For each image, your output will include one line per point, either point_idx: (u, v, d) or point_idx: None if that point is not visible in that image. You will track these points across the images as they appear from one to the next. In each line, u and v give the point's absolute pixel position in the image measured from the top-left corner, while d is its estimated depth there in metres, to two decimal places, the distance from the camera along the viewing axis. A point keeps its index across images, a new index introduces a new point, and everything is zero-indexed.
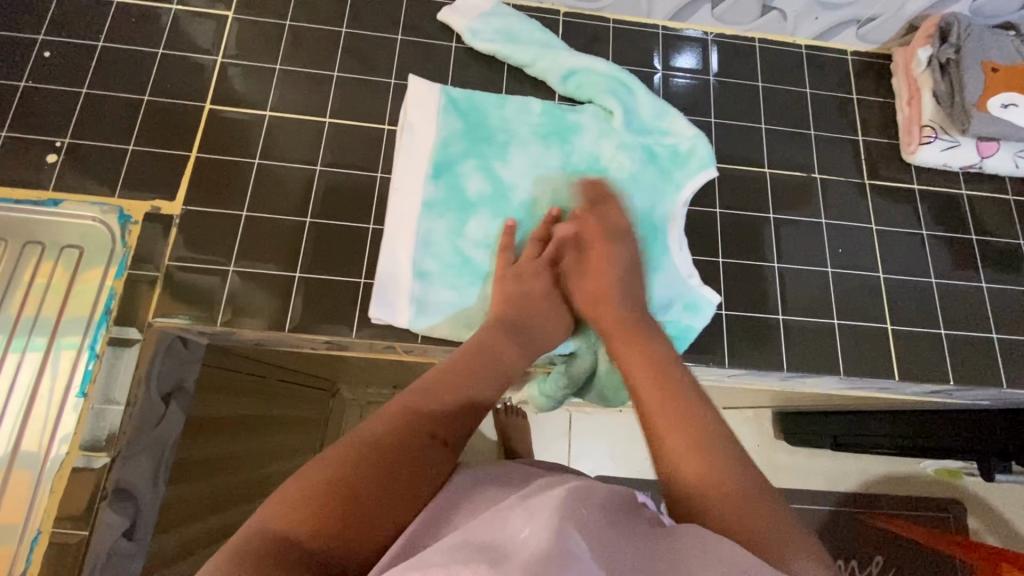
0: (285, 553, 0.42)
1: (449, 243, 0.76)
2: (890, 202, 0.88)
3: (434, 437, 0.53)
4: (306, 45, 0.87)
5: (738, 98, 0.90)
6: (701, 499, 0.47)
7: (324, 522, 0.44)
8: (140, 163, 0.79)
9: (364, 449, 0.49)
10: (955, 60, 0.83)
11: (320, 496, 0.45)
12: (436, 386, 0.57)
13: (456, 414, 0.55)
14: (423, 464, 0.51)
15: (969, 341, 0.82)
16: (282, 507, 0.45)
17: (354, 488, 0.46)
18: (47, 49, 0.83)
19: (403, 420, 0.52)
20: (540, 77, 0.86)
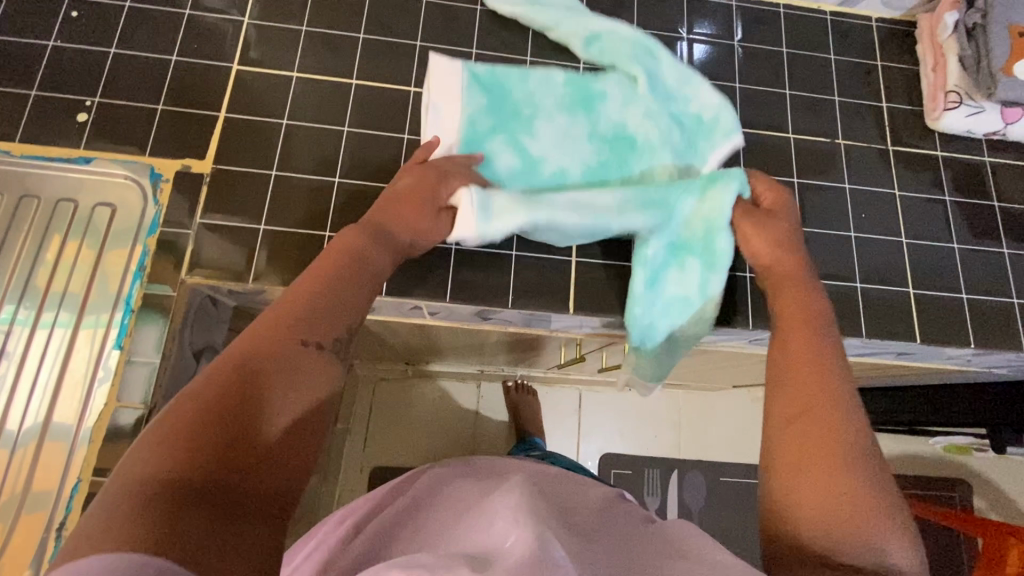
0: (165, 491, 0.40)
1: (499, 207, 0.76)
2: (913, 168, 0.88)
3: (302, 343, 0.52)
4: (331, 6, 0.87)
5: (762, 64, 0.90)
6: (800, 429, 0.54)
7: (198, 459, 0.42)
8: (169, 123, 0.79)
9: (220, 380, 0.47)
10: (982, 25, 0.82)
11: (184, 436, 0.43)
12: (292, 298, 0.55)
13: (328, 304, 0.55)
14: (303, 361, 0.51)
15: (989, 306, 0.83)
16: (143, 456, 0.42)
17: (227, 420, 0.45)
18: (75, 9, 0.82)
19: (266, 338, 0.51)
20: (563, 39, 0.86)
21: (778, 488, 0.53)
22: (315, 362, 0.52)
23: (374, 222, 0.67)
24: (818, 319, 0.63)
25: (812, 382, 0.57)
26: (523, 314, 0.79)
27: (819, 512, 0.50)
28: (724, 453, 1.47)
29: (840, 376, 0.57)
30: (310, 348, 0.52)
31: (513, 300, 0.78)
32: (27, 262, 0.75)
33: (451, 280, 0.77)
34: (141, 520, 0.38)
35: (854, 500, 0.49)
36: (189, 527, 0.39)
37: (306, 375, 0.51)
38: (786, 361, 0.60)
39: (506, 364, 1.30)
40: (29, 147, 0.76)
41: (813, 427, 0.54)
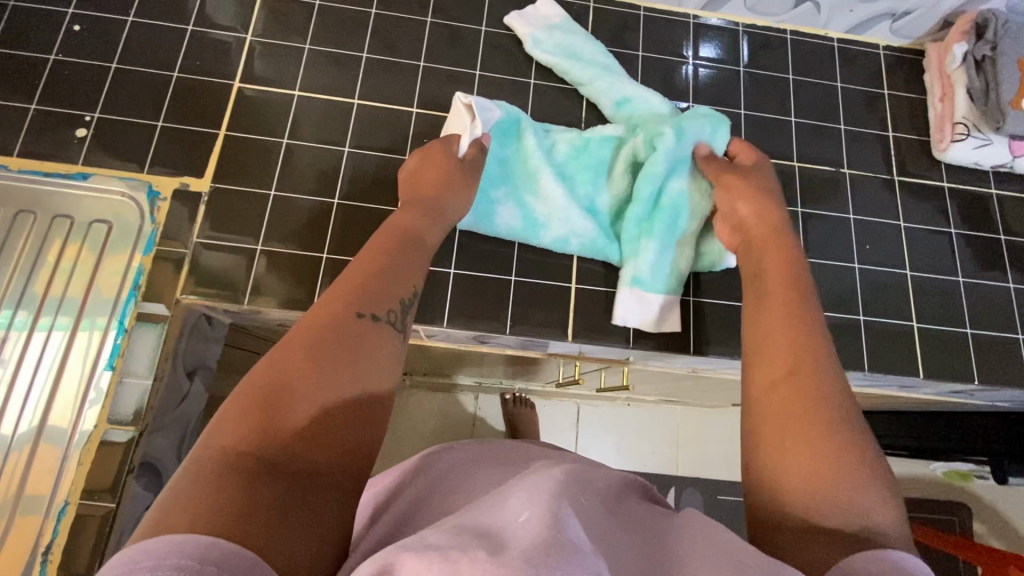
0: (237, 464, 0.41)
1: (502, 217, 0.78)
2: (918, 199, 0.87)
3: (358, 315, 0.53)
4: (335, 24, 0.86)
5: (768, 90, 0.90)
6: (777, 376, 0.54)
7: (272, 428, 0.44)
8: (168, 140, 0.79)
9: (296, 345, 0.49)
10: (992, 57, 0.81)
11: (259, 408, 0.44)
12: (359, 273, 0.57)
13: (384, 277, 0.58)
14: (365, 332, 0.52)
15: (994, 341, 0.82)
16: (223, 427, 0.43)
17: (295, 392, 0.46)
18: (77, 23, 0.82)
19: (337, 309, 0.52)
20: (593, 96, 0.84)
21: (764, 446, 0.50)
22: (377, 333, 0.53)
23: (426, 198, 0.70)
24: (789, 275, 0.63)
25: (789, 345, 0.55)
26: (522, 340, 0.78)
27: (799, 474, 0.47)
28: (722, 473, 1.45)
29: (820, 337, 0.56)
30: (367, 319, 0.53)
31: (511, 326, 0.78)
32: (25, 269, 0.74)
33: (448, 307, 0.77)
34: (220, 492, 0.39)
35: (836, 466, 0.46)
36: (255, 500, 0.39)
37: (370, 346, 0.52)
38: (767, 318, 0.59)
39: (504, 377, 1.28)
40: (27, 162, 0.76)
41: (794, 387, 0.52)
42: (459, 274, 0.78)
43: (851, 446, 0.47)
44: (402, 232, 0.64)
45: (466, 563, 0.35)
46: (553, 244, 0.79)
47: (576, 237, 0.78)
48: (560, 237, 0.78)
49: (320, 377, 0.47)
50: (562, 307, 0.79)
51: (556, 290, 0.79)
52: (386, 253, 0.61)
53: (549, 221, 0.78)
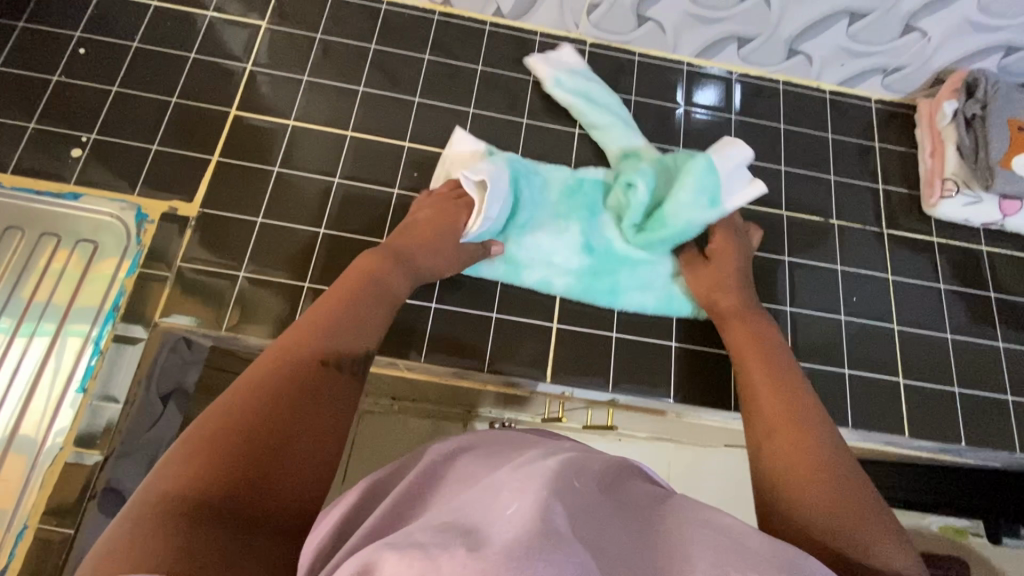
0: (176, 508, 0.40)
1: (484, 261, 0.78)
2: (908, 252, 0.86)
3: (322, 362, 0.54)
4: (335, 57, 0.88)
5: (759, 138, 0.90)
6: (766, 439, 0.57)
7: (215, 472, 0.42)
8: (161, 163, 0.80)
9: (249, 392, 0.49)
10: (981, 116, 0.83)
11: (204, 452, 0.44)
12: (319, 319, 0.59)
13: (338, 324, 0.59)
14: (320, 378, 0.53)
15: (981, 401, 0.80)
16: (165, 471, 0.42)
17: (244, 431, 0.46)
18: (83, 46, 0.84)
19: (295, 358, 0.53)
20: (599, 140, 0.85)
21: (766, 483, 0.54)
22: (334, 379, 0.54)
23: (401, 249, 0.72)
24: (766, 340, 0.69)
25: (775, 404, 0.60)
26: (502, 378, 0.77)
27: (817, 503, 0.50)
28: None
29: (811, 401, 0.60)
30: (327, 367, 0.54)
31: (490, 364, 0.77)
32: (7, 282, 0.74)
33: (427, 342, 0.77)
34: (156, 536, 0.37)
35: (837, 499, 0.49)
36: (194, 544, 0.38)
37: (329, 392, 0.52)
38: (758, 395, 0.62)
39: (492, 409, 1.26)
40: (21, 178, 0.77)
41: (786, 442, 0.55)
42: (440, 309, 0.78)
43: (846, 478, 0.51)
44: (366, 277, 0.66)
45: (445, 560, 0.35)
46: (542, 288, 0.79)
47: (558, 278, 0.79)
48: (547, 281, 0.79)
49: (267, 418, 0.47)
50: (543, 347, 0.78)
51: (537, 330, 0.79)
52: (350, 298, 0.62)
53: (536, 266, 0.79)
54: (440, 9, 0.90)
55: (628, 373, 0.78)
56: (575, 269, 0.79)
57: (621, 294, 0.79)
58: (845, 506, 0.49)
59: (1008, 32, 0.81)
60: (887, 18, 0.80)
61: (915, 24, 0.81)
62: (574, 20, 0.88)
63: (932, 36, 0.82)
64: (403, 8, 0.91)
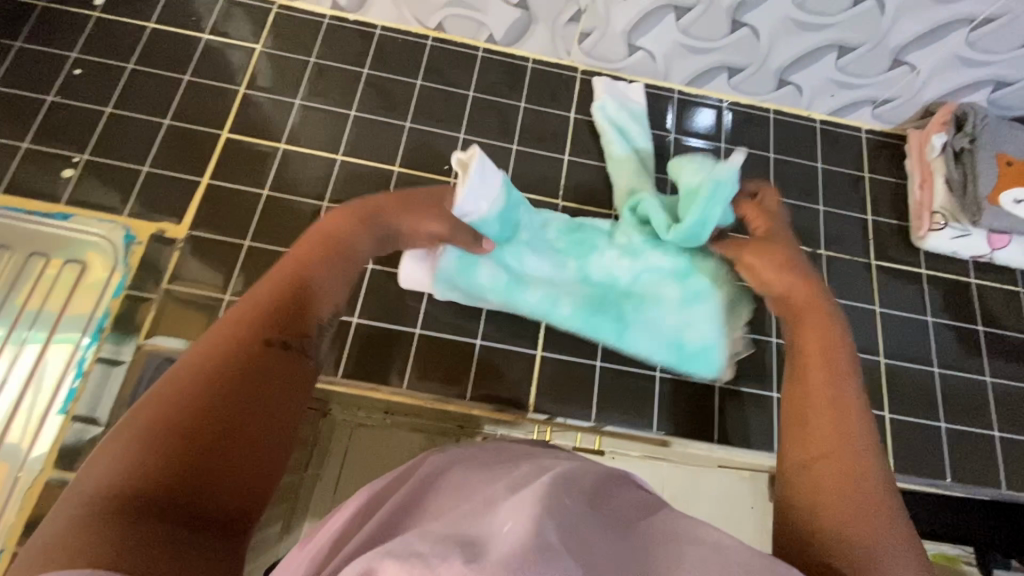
0: (107, 506, 0.35)
1: (480, 287, 0.77)
2: (896, 284, 0.86)
3: (274, 342, 0.46)
4: (328, 81, 0.89)
5: (748, 167, 0.90)
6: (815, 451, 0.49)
7: (153, 466, 0.37)
8: (151, 185, 0.80)
9: (193, 371, 0.42)
10: (970, 149, 0.83)
11: (145, 442, 0.38)
12: (279, 287, 0.50)
13: (295, 293, 0.50)
14: (273, 355, 0.46)
15: (967, 436, 0.80)
16: (102, 463, 0.38)
17: (185, 419, 0.40)
18: (78, 67, 0.85)
19: (245, 330, 0.46)
20: (615, 181, 0.85)
21: (794, 518, 0.47)
22: (288, 358, 0.47)
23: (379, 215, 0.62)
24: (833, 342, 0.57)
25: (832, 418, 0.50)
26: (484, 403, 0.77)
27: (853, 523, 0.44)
28: None
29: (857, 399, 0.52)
30: (281, 348, 0.47)
31: (472, 390, 0.79)
32: None
33: (411, 368, 0.78)
34: (84, 535, 0.33)
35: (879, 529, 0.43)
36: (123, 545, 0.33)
37: (288, 377, 0.46)
38: (805, 386, 0.53)
39: None
40: (12, 198, 0.78)
41: (832, 464, 0.47)
42: (424, 335, 0.80)
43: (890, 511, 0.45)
44: (324, 238, 0.56)
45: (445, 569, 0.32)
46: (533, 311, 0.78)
47: (563, 307, 0.78)
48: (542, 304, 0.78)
49: (215, 400, 0.41)
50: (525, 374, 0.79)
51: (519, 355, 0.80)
52: (302, 265, 0.53)
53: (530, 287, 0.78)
54: (433, 35, 0.91)
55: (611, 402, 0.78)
56: (580, 298, 0.78)
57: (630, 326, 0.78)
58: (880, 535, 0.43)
59: (997, 67, 0.81)
60: (876, 52, 0.81)
61: (904, 58, 0.81)
62: (565, 48, 0.89)
63: (921, 70, 0.83)
64: (397, 33, 0.91)
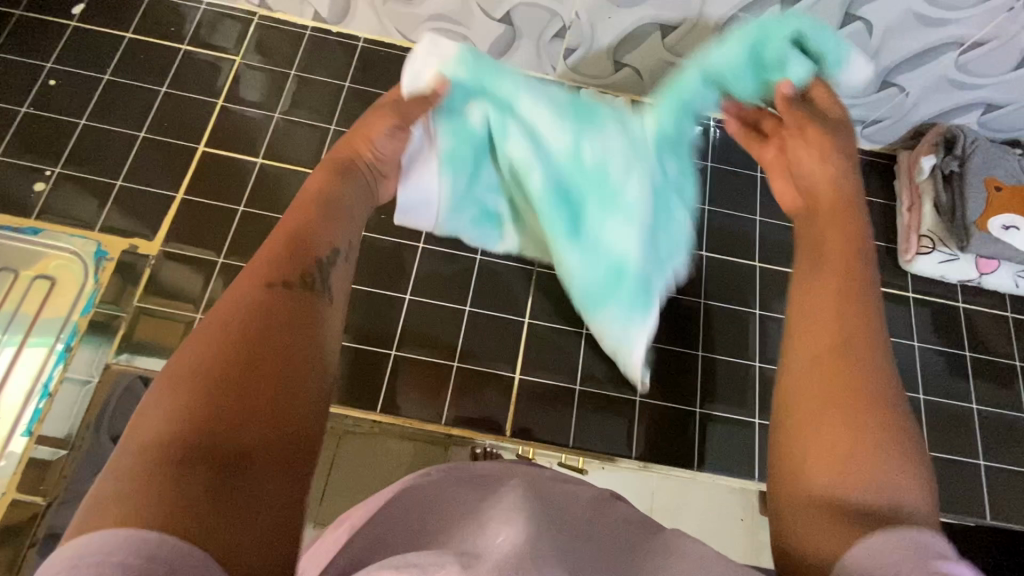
0: (175, 451, 0.36)
1: (462, 198, 0.70)
2: (883, 308, 0.85)
3: (279, 286, 0.47)
4: (309, 94, 0.87)
5: (735, 187, 0.89)
6: (826, 393, 0.47)
7: (197, 409, 0.38)
8: (125, 200, 0.79)
9: (216, 325, 0.43)
10: (959, 173, 0.82)
11: (187, 389, 0.39)
12: (282, 243, 0.50)
13: (296, 243, 0.51)
14: (286, 299, 0.46)
15: (952, 465, 0.79)
16: (150, 414, 0.38)
17: (219, 365, 0.40)
18: (53, 77, 0.84)
19: (253, 285, 0.46)
20: None
21: (794, 473, 0.46)
22: (299, 300, 0.47)
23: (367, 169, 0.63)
24: (851, 275, 0.54)
25: (839, 347, 0.49)
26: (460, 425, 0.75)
27: (830, 469, 0.44)
28: None
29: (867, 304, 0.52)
30: (289, 292, 0.47)
31: (448, 416, 0.76)
32: None
33: (385, 392, 0.76)
34: (156, 484, 0.34)
35: (867, 459, 0.43)
36: (190, 492, 0.34)
37: (306, 325, 0.46)
38: (814, 301, 0.53)
39: None
40: None
41: (835, 395, 0.47)
42: (401, 357, 0.77)
43: (887, 436, 0.44)
44: (320, 197, 0.56)
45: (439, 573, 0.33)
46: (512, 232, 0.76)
47: (534, 172, 0.65)
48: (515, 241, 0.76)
49: (233, 342, 0.42)
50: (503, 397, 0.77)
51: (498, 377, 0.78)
52: (304, 220, 0.53)
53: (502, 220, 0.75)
54: None
55: (589, 427, 0.77)
56: (552, 194, 0.66)
57: (605, 289, 0.69)
58: (863, 466, 0.43)
59: (987, 90, 0.80)
60: None
61: (893, 79, 0.80)
62: (550, 63, 0.88)
63: (910, 91, 0.82)
64: (380, 46, 0.90)
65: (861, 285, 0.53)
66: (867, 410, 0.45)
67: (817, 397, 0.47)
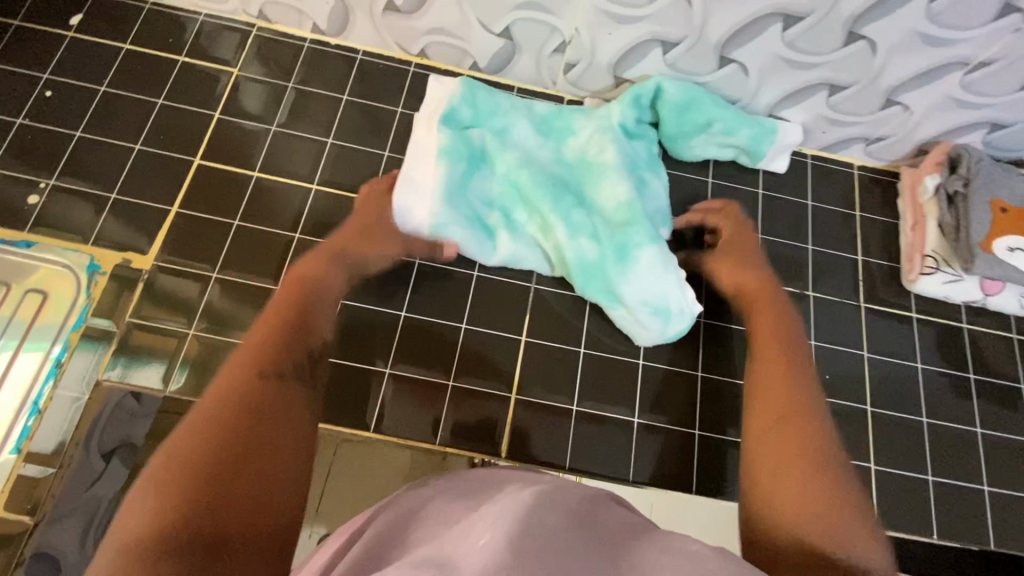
0: (154, 544, 0.38)
1: (456, 192, 0.78)
2: (886, 329, 0.84)
3: (269, 370, 0.50)
4: (307, 106, 0.87)
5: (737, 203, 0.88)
6: (781, 430, 0.54)
7: (181, 495, 0.40)
8: (119, 213, 0.79)
9: (206, 407, 0.46)
10: (963, 193, 0.81)
11: (171, 478, 0.41)
12: (268, 331, 0.55)
13: (287, 329, 0.56)
14: (272, 383, 0.50)
15: (956, 490, 0.77)
16: (135, 507, 0.40)
17: (204, 450, 0.43)
18: (50, 89, 0.83)
19: (242, 371, 0.50)
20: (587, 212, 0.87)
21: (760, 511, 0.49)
22: (285, 386, 0.50)
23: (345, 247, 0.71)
24: (792, 338, 0.65)
25: (789, 396, 0.57)
26: (455, 444, 0.74)
27: (792, 509, 0.48)
28: None
29: (804, 367, 0.61)
30: (277, 376, 0.50)
31: (442, 436, 0.74)
32: None
33: (378, 412, 0.74)
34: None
35: (822, 502, 0.48)
36: None
37: (289, 406, 0.49)
38: (764, 362, 0.62)
39: None
40: None
41: (789, 436, 0.53)
42: (394, 375, 0.76)
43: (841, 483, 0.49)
44: (302, 284, 0.63)
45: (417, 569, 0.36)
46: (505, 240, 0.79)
47: (522, 172, 0.79)
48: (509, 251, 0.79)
49: (219, 425, 0.45)
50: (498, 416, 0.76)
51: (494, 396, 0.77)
52: (290, 306, 0.59)
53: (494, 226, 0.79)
54: (416, 61, 0.89)
55: (586, 448, 0.75)
56: (538, 189, 0.78)
57: (599, 261, 0.76)
58: (825, 505, 0.47)
59: (993, 109, 0.79)
60: (867, 91, 0.79)
61: (897, 98, 0.79)
62: (550, 78, 0.87)
63: (914, 110, 0.81)
64: (379, 58, 0.89)
65: (804, 360, 0.62)
66: (823, 459, 0.51)
67: (774, 435, 0.54)
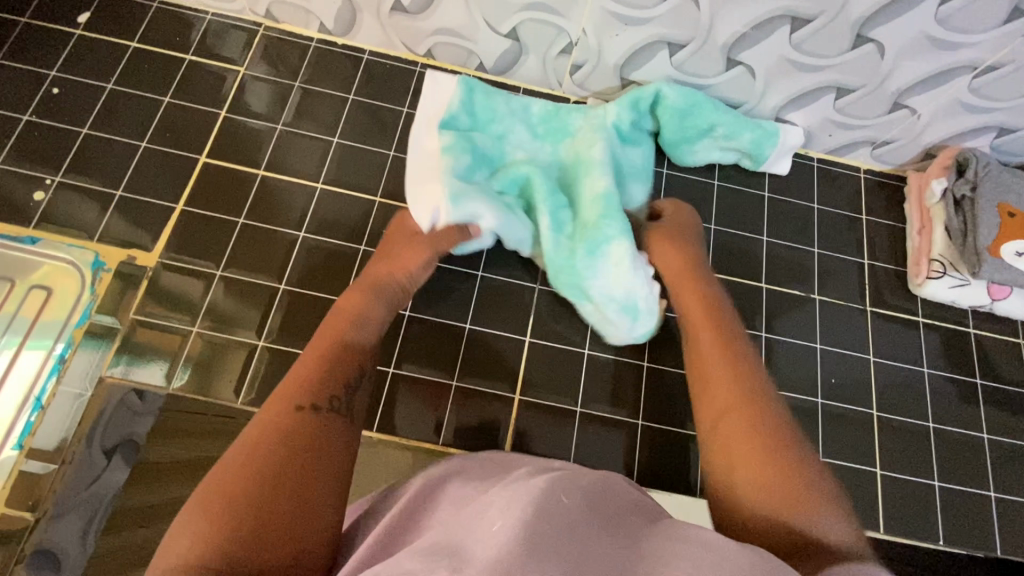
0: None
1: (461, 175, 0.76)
2: (892, 333, 0.83)
3: (305, 407, 0.51)
4: (313, 106, 0.87)
5: (743, 205, 0.88)
6: (729, 422, 0.55)
7: (222, 534, 0.41)
8: (125, 210, 0.79)
9: (247, 448, 0.47)
10: (971, 197, 0.81)
11: (214, 518, 0.42)
12: (310, 369, 0.56)
13: (329, 368, 0.57)
14: (308, 422, 0.50)
15: (962, 496, 0.76)
16: (179, 543, 0.41)
17: (245, 492, 0.44)
18: (57, 86, 0.83)
19: (282, 409, 0.51)
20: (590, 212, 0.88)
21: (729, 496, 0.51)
22: (324, 423, 0.51)
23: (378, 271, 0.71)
24: (728, 323, 0.66)
25: (731, 387, 0.58)
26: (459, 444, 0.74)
27: (758, 488, 0.50)
28: None
29: (745, 349, 0.63)
30: (309, 411, 0.51)
31: (445, 436, 0.74)
32: None
33: (381, 412, 0.74)
34: None
35: (781, 480, 0.49)
36: None
37: (326, 442, 0.49)
38: (705, 357, 0.63)
39: None
40: None
41: (739, 426, 0.54)
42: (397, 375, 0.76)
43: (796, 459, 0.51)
44: (341, 318, 0.63)
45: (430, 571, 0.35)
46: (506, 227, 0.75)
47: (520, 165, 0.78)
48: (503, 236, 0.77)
49: (260, 467, 0.45)
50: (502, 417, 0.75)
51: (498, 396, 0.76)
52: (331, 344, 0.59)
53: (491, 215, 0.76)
54: (423, 62, 0.89)
55: (590, 450, 0.75)
56: (540, 176, 0.76)
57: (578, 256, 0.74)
58: (784, 484, 0.49)
59: (1001, 113, 0.78)
60: (874, 95, 0.78)
61: (904, 102, 0.79)
62: (557, 79, 0.87)
63: (921, 114, 0.80)
64: (385, 58, 0.90)
65: (742, 343, 0.63)
66: (771, 441, 0.52)
67: (724, 428, 0.55)
